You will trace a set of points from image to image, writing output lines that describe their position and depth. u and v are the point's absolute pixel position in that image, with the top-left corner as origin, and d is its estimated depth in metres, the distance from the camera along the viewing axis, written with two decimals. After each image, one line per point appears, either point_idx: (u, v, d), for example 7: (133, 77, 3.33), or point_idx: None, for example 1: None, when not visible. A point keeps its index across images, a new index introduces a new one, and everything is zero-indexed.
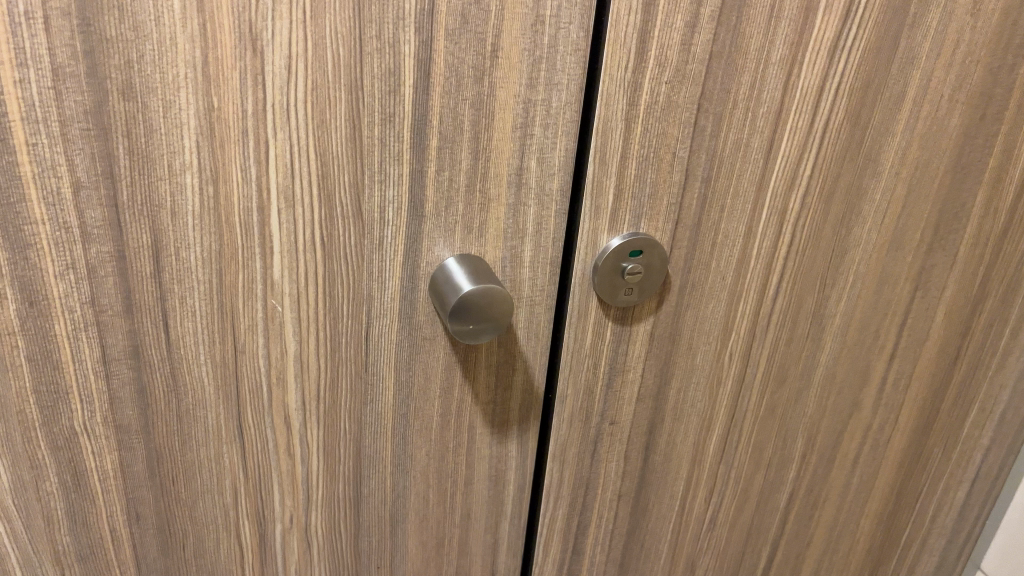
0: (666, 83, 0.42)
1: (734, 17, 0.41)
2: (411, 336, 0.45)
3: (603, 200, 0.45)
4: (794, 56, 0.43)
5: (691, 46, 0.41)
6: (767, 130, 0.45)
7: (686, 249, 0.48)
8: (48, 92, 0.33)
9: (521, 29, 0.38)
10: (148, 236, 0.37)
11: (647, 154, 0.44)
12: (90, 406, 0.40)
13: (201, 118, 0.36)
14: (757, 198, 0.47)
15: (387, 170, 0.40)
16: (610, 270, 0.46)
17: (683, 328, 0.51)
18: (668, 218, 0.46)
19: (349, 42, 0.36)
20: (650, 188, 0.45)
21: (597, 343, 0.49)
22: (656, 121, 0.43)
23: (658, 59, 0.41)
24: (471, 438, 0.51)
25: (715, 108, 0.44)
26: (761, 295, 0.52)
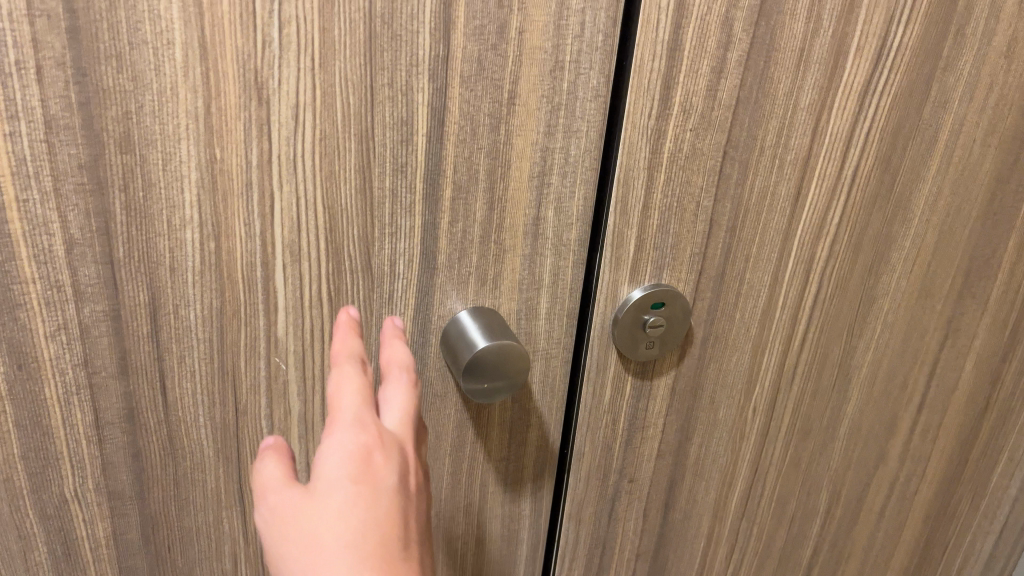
0: (691, 130, 0.40)
1: (762, 61, 0.39)
2: (422, 393, 0.43)
3: (623, 251, 0.42)
4: (823, 102, 0.42)
5: (718, 92, 0.39)
6: (794, 177, 0.43)
7: (709, 300, 0.46)
8: (41, 146, 0.31)
9: (540, 75, 0.37)
10: (145, 294, 0.35)
11: (670, 203, 0.42)
12: (82, 472, 0.38)
13: (203, 170, 0.34)
14: (783, 247, 0.45)
15: (398, 223, 0.38)
16: (630, 323, 0.44)
17: (705, 381, 0.49)
18: (691, 269, 0.44)
19: (361, 91, 0.34)
20: (673, 236, 0.43)
21: (617, 398, 0.47)
22: (680, 169, 0.41)
23: (684, 105, 0.39)
24: (483, 498, 0.48)
25: (741, 155, 0.42)
26: (786, 346, 0.49)
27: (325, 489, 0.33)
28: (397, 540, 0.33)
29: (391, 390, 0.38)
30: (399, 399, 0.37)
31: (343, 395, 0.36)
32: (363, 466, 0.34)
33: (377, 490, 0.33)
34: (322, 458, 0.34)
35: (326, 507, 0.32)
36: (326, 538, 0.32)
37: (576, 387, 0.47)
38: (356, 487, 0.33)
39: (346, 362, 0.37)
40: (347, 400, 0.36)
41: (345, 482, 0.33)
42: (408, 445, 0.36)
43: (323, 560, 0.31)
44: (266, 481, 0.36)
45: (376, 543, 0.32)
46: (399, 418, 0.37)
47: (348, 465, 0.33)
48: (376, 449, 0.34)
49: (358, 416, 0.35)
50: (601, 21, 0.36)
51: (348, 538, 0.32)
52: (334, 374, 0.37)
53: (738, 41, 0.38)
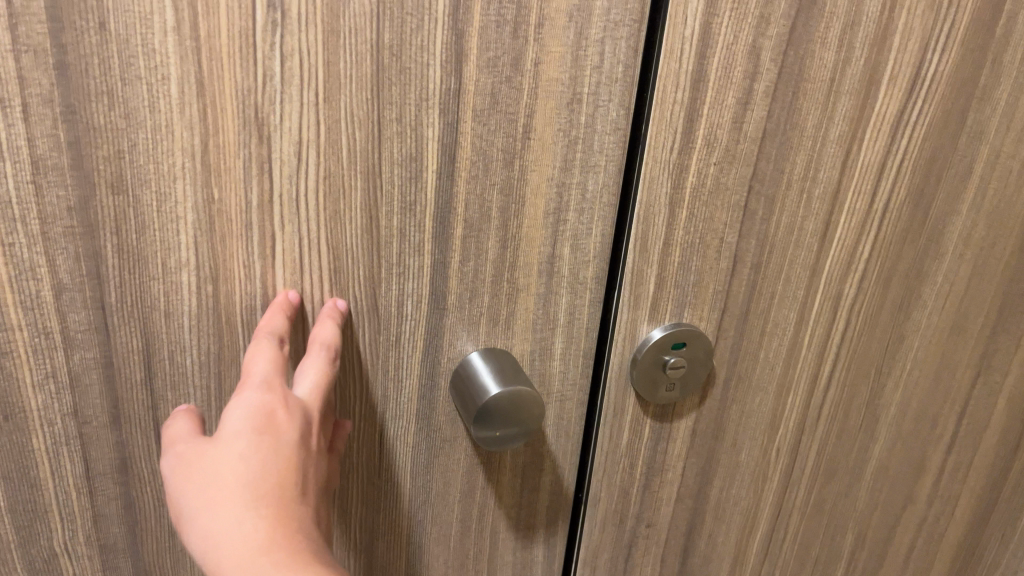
0: (715, 163, 0.38)
1: (790, 92, 0.37)
2: (430, 437, 0.41)
3: (642, 290, 0.40)
4: (855, 133, 0.39)
5: (744, 124, 0.37)
6: (823, 212, 0.41)
7: (732, 340, 0.44)
8: (28, 187, 0.29)
9: (556, 108, 0.35)
10: (138, 340, 0.33)
11: (692, 241, 0.40)
12: (72, 525, 0.36)
13: (199, 211, 0.32)
14: (810, 284, 0.43)
15: (406, 263, 0.36)
16: (650, 363, 0.42)
17: (727, 423, 0.47)
18: (714, 307, 0.42)
19: (367, 126, 0.33)
20: (694, 274, 0.41)
21: (635, 442, 0.45)
22: (703, 205, 0.39)
23: (708, 138, 0.37)
24: (494, 544, 0.46)
25: (767, 189, 0.40)
26: (812, 387, 0.47)
27: (228, 438, 0.32)
28: (297, 489, 0.32)
29: (310, 359, 0.35)
30: (318, 375, 0.34)
31: (256, 358, 0.33)
32: (269, 420, 0.32)
33: (281, 442, 0.32)
34: (228, 410, 0.32)
35: (228, 453, 0.31)
36: (225, 482, 0.31)
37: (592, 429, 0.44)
38: (258, 438, 0.32)
39: (265, 333, 0.34)
40: (259, 363, 0.33)
41: (248, 432, 0.32)
42: (319, 411, 0.34)
43: (219, 502, 0.30)
44: (172, 430, 0.34)
45: (276, 487, 0.31)
46: (314, 387, 0.34)
47: (252, 418, 0.32)
48: (282, 406, 0.33)
49: (268, 376, 0.33)
50: (621, 51, 0.35)
51: (247, 484, 0.31)
52: (251, 344, 0.34)
53: (766, 71, 0.36)
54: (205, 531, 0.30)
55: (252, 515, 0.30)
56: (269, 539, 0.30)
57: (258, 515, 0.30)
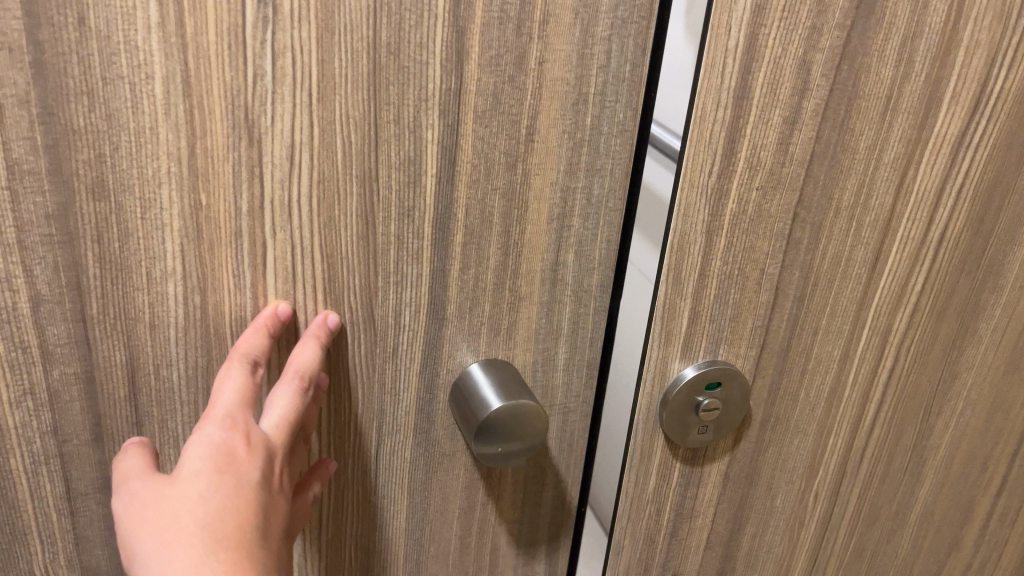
0: (758, 187, 0.36)
1: (842, 111, 0.35)
2: (428, 452, 0.39)
3: (675, 323, 0.38)
4: (910, 154, 0.37)
5: (790, 145, 0.35)
6: (873, 241, 0.39)
7: (771, 377, 0.42)
8: (4, 194, 0.28)
9: (561, 109, 0.33)
10: (121, 354, 0.32)
11: (730, 272, 0.37)
12: (53, 548, 0.34)
13: (186, 218, 0.30)
14: (857, 317, 0.41)
15: (403, 270, 0.34)
16: (682, 404, 0.40)
17: (763, 465, 0.45)
18: (752, 344, 0.40)
19: (363, 128, 0.31)
20: (731, 307, 0.39)
21: (665, 480, 0.42)
22: (744, 233, 0.37)
23: (750, 161, 0.35)
24: (495, 560, 0.44)
25: (813, 217, 0.37)
26: (854, 428, 0.45)
27: (187, 477, 0.30)
28: (258, 530, 0.31)
29: (280, 390, 0.33)
30: (289, 403, 0.33)
31: (223, 388, 0.32)
32: (231, 457, 0.31)
33: (244, 481, 0.31)
34: (189, 446, 0.31)
35: (188, 492, 0.30)
36: (183, 524, 0.29)
37: (613, 463, 0.43)
38: (220, 477, 0.31)
39: (238, 355, 0.33)
40: (226, 392, 0.32)
41: (209, 471, 0.30)
42: (287, 444, 0.33)
43: (176, 546, 0.29)
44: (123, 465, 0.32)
45: (236, 530, 0.30)
46: (283, 419, 0.33)
47: (214, 454, 0.31)
48: (245, 440, 0.32)
49: (233, 410, 0.32)
50: (629, 49, 0.33)
51: (205, 526, 0.30)
52: (222, 366, 0.33)
53: (817, 87, 0.34)
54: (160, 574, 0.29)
55: (211, 560, 0.29)
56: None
57: (217, 559, 0.29)
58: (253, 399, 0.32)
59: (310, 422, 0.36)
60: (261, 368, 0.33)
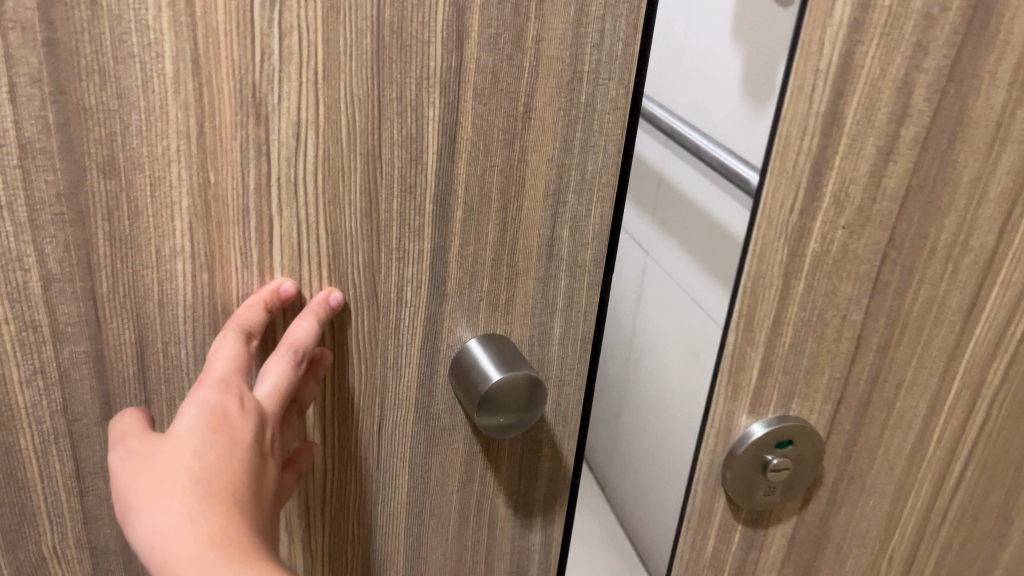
0: (843, 228, 0.38)
1: (945, 140, 0.36)
2: (428, 427, 0.40)
3: (744, 374, 0.40)
4: (1016, 190, 0.39)
5: (882, 180, 0.37)
6: (970, 283, 0.41)
7: (846, 433, 0.44)
8: (15, 172, 0.28)
9: (557, 86, 0.34)
10: (130, 331, 0.32)
11: (809, 318, 0.40)
12: (61, 528, 0.35)
13: (196, 196, 0.31)
14: (947, 365, 0.43)
15: (405, 247, 0.35)
16: (749, 460, 0.42)
17: (838, 514, 0.47)
18: (828, 396, 0.42)
19: (367, 106, 0.32)
20: (808, 357, 0.41)
21: (728, 521, 0.45)
22: (825, 276, 0.39)
23: (837, 196, 0.37)
24: (492, 534, 0.45)
25: (903, 257, 0.39)
26: (935, 489, 0.48)
27: (184, 439, 0.31)
28: (251, 486, 0.32)
29: (277, 360, 0.34)
30: (282, 373, 0.34)
31: (219, 354, 0.33)
32: (225, 419, 0.32)
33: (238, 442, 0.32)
34: (184, 410, 0.32)
35: (181, 448, 0.31)
36: (182, 482, 0.31)
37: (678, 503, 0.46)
38: (216, 438, 0.31)
39: (235, 325, 0.33)
40: (222, 358, 0.33)
41: (205, 432, 0.31)
42: (278, 410, 0.34)
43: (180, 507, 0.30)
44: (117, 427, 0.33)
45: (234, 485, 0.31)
46: (275, 388, 0.34)
47: (207, 416, 0.32)
48: (239, 403, 0.32)
49: (227, 375, 0.32)
50: (622, 27, 0.34)
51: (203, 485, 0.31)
52: (218, 336, 0.33)
53: (917, 114, 0.36)
54: (162, 531, 0.30)
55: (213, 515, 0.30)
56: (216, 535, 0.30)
57: (217, 515, 0.30)
58: (247, 366, 0.33)
59: (301, 395, 0.37)
60: (255, 336, 0.34)
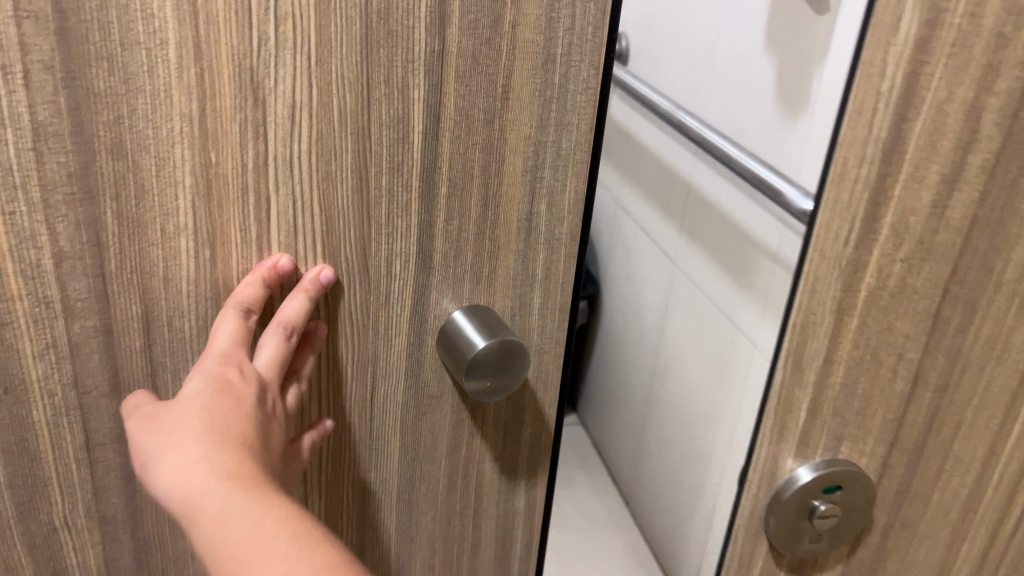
0: (901, 261, 0.36)
1: (1013, 170, 0.35)
2: (418, 395, 0.42)
3: (791, 416, 0.40)
4: None
5: (944, 212, 0.35)
6: None
7: (899, 477, 0.42)
8: (29, 154, 0.30)
9: (532, 68, 0.36)
10: (137, 306, 0.34)
11: (861, 358, 0.38)
12: (72, 498, 0.36)
13: (198, 176, 0.32)
14: (1008, 411, 0.41)
15: (394, 223, 0.37)
16: (796, 507, 0.41)
17: (888, 560, 0.45)
18: (881, 439, 0.41)
19: (357, 88, 0.34)
20: (861, 397, 0.40)
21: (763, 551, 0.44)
22: (880, 311, 0.37)
23: (896, 227, 0.36)
24: (479, 498, 0.47)
25: (966, 292, 0.38)
26: (991, 536, 0.46)
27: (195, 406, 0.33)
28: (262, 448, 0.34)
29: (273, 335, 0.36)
30: (279, 346, 0.36)
31: (221, 329, 0.35)
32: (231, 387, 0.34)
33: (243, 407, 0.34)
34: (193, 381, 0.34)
35: (192, 413, 0.33)
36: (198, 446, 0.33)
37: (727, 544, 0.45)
38: (223, 403, 0.34)
39: (233, 303, 0.35)
40: (224, 332, 0.35)
41: (214, 399, 0.34)
42: (279, 376, 0.37)
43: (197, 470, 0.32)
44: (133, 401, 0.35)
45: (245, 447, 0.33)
46: (273, 360, 0.37)
47: (214, 383, 0.34)
48: (240, 372, 0.35)
49: (230, 347, 0.35)
50: (591, 13, 0.36)
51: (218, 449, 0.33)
52: (218, 313, 0.35)
53: (984, 139, 0.34)
54: (183, 492, 0.32)
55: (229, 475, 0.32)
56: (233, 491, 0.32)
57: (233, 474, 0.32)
58: (247, 340, 0.35)
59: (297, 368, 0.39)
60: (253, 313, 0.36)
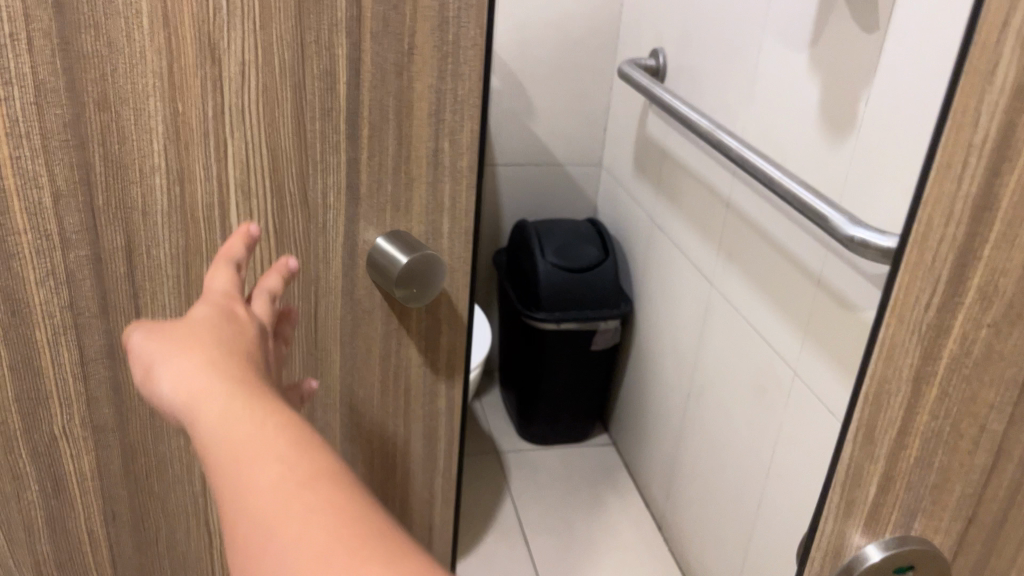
0: (974, 361, 0.30)
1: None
2: (353, 309, 0.50)
3: (857, 493, 0.35)
4: None
5: (985, 314, 0.29)
6: None
7: (977, 552, 0.33)
8: (31, 108, 0.37)
9: (430, 29, 0.44)
10: (121, 236, 0.41)
11: (931, 451, 0.32)
12: (69, 409, 0.43)
13: (168, 124, 0.40)
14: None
15: (327, 160, 0.45)
16: None
17: None
18: (956, 514, 0.33)
19: (292, 47, 0.41)
20: (937, 472, 0.32)
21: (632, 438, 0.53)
22: (967, 380, 0.30)
23: (983, 290, 0.29)
24: (408, 399, 0.56)
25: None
26: None
27: (205, 327, 0.38)
28: (256, 363, 0.38)
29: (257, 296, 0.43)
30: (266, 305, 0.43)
31: (218, 276, 0.40)
32: (234, 312, 0.39)
33: (246, 332, 0.39)
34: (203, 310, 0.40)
35: (203, 326, 0.38)
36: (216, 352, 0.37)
37: None
38: (232, 327, 0.38)
39: (224, 257, 0.41)
40: (220, 279, 0.40)
41: (224, 322, 0.38)
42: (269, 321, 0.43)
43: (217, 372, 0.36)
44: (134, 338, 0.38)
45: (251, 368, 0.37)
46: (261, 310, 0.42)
47: (221, 310, 0.39)
48: (241, 305, 0.40)
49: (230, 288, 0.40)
50: None
51: (233, 361, 0.37)
52: (211, 268, 0.41)
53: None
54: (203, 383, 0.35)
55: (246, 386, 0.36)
56: (241, 412, 0.34)
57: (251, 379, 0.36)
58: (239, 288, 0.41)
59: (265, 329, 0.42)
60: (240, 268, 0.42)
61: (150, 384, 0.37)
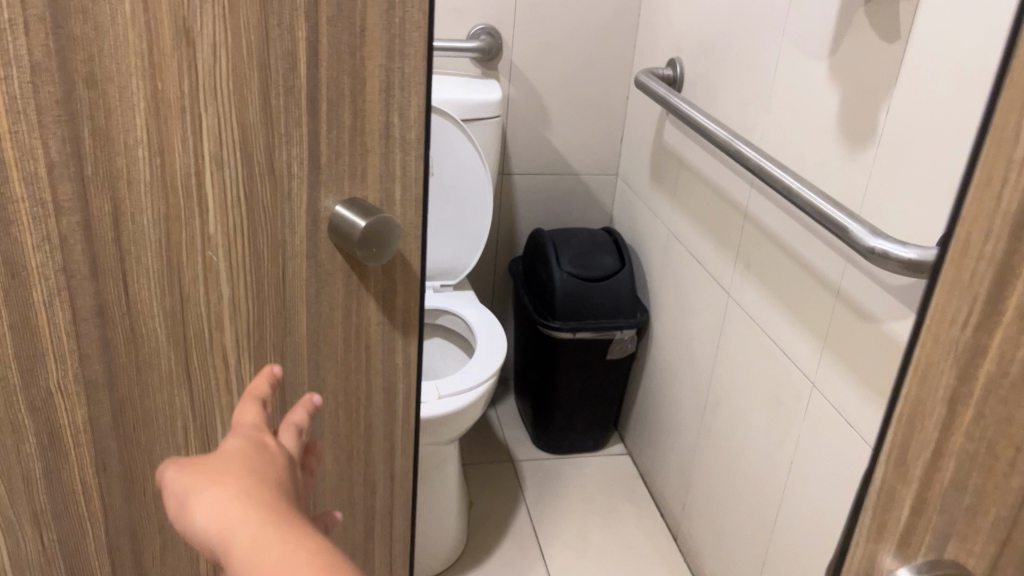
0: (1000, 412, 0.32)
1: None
2: (316, 271, 0.54)
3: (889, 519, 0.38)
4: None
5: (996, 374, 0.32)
6: None
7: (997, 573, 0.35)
8: (28, 86, 0.40)
9: (379, 12, 0.49)
10: (108, 203, 0.45)
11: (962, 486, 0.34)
12: (63, 364, 0.47)
13: (149, 100, 0.44)
14: None
15: (290, 132, 0.49)
16: None
17: None
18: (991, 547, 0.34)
19: (258, 30, 0.46)
20: (972, 493, 0.34)
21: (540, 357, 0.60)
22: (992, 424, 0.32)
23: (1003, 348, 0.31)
24: (369, 356, 0.61)
25: None
26: None
27: (231, 453, 0.44)
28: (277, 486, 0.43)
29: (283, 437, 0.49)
30: (292, 435, 0.49)
31: (247, 414, 0.48)
32: (261, 448, 0.45)
33: (272, 460, 0.45)
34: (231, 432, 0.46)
35: (230, 457, 0.43)
36: (236, 464, 0.43)
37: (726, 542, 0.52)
38: (255, 453, 0.44)
39: (251, 396, 0.49)
40: (249, 416, 0.47)
41: (246, 450, 0.44)
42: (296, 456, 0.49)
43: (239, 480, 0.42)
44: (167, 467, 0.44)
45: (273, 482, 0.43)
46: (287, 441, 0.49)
47: (245, 442, 0.45)
48: (265, 440, 0.46)
49: (257, 421, 0.47)
50: None
51: (254, 476, 0.42)
52: (239, 405, 0.48)
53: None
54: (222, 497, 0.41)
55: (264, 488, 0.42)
56: (260, 523, 0.40)
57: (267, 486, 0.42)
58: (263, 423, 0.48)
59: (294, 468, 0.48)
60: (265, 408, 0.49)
61: (180, 510, 0.42)
